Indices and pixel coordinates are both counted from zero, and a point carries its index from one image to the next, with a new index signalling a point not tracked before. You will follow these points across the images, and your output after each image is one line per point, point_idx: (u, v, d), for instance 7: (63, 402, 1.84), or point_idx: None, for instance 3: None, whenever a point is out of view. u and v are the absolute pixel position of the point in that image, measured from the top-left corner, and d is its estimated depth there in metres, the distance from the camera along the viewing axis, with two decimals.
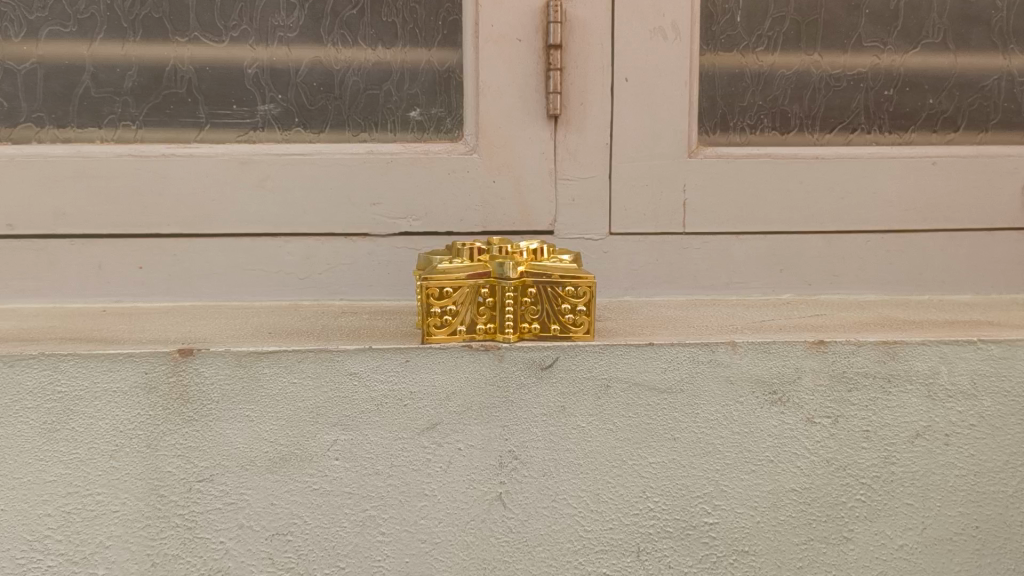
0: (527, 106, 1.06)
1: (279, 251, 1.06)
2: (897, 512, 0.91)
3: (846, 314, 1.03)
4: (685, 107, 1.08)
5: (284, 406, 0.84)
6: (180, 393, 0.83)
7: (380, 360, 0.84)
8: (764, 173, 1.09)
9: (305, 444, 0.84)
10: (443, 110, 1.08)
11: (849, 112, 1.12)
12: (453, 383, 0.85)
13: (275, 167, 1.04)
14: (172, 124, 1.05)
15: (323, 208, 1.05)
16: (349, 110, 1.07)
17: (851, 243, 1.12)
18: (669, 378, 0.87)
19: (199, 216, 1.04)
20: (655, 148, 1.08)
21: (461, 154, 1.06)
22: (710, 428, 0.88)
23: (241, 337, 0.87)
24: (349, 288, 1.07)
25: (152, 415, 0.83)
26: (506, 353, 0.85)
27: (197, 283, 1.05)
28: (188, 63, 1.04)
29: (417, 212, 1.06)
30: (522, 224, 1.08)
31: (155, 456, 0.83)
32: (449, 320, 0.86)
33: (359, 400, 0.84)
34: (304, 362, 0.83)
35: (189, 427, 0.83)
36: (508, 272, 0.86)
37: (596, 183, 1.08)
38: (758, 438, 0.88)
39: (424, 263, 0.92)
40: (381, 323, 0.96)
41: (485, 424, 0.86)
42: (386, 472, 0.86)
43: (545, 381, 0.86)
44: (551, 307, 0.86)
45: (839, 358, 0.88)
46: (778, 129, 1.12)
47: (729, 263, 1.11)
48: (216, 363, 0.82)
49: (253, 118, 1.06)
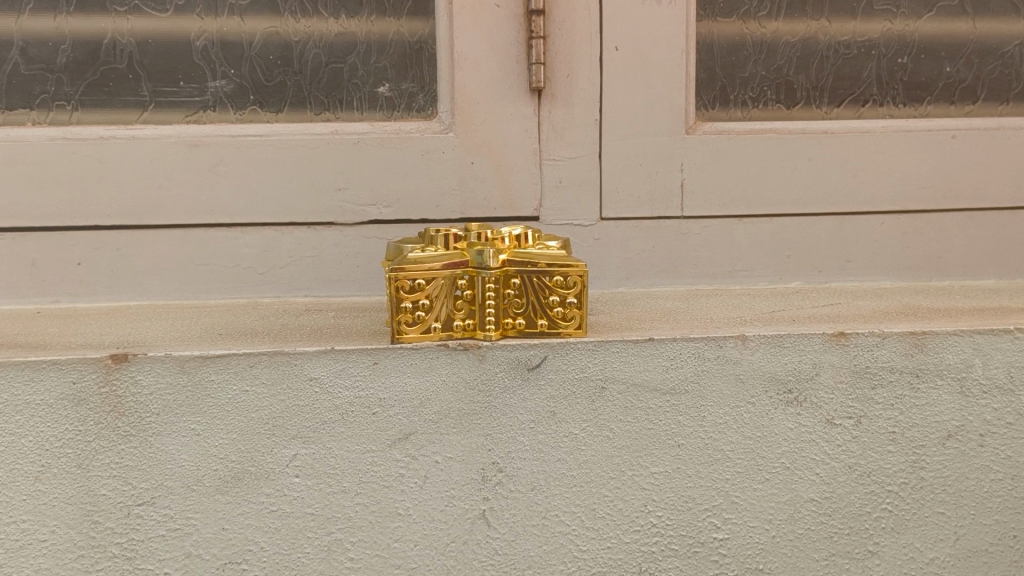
0: (508, 79, 0.96)
1: (235, 244, 0.95)
2: (927, 522, 0.81)
3: (863, 302, 0.93)
4: (682, 78, 0.98)
5: (235, 418, 0.73)
6: (115, 405, 0.72)
7: (344, 363, 0.74)
8: (769, 150, 1.00)
9: (260, 460, 0.74)
10: (415, 85, 0.98)
11: (859, 83, 1.03)
12: (428, 388, 0.75)
13: (228, 150, 0.93)
14: (113, 103, 0.94)
15: (284, 195, 0.95)
16: (311, 85, 0.97)
17: (865, 225, 1.02)
18: (672, 378, 0.77)
19: (144, 205, 0.93)
20: (650, 123, 0.98)
21: (436, 134, 0.96)
22: (719, 433, 0.78)
23: (186, 340, 0.77)
24: (314, 283, 0.97)
25: (82, 431, 0.72)
26: (487, 352, 0.75)
27: (143, 280, 0.94)
28: (129, 35, 0.94)
29: (389, 198, 0.96)
30: (505, 209, 0.98)
31: (87, 477, 0.73)
32: (422, 316, 0.75)
33: (321, 409, 0.74)
34: (257, 366, 0.73)
35: (126, 444, 0.73)
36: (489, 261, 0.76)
37: (585, 163, 0.98)
38: (772, 443, 0.79)
39: (394, 252, 0.82)
40: (348, 321, 0.86)
41: (465, 434, 0.76)
42: (354, 490, 0.75)
43: (532, 383, 0.76)
44: (537, 300, 0.76)
45: (862, 352, 0.78)
46: (783, 102, 1.02)
47: (732, 249, 1.01)
48: (155, 370, 0.72)
49: (203, 95, 0.95)
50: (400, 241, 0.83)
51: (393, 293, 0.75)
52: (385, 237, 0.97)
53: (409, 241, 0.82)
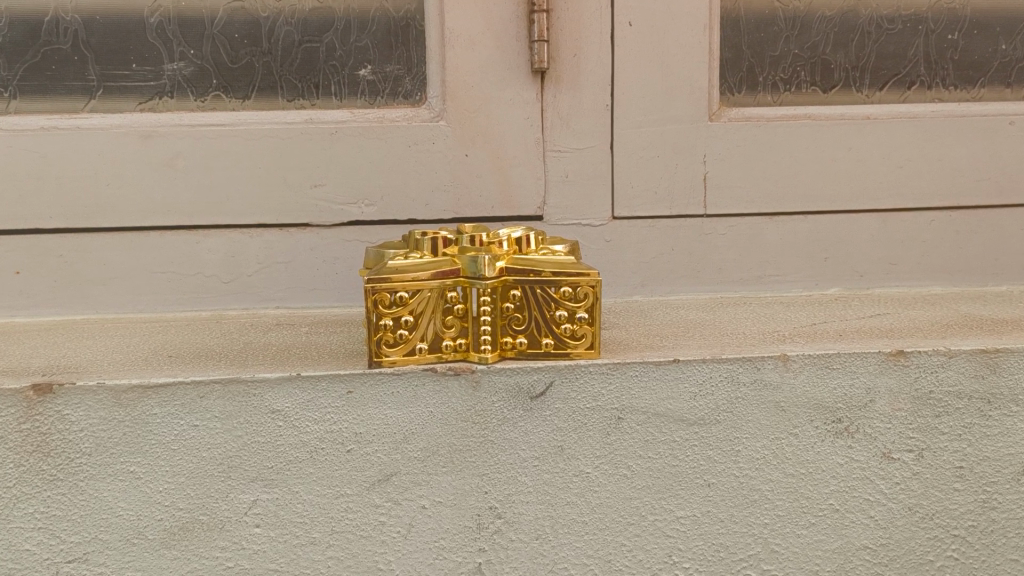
0: (506, 60, 0.84)
1: (196, 249, 0.83)
2: (998, 572, 0.70)
3: (915, 311, 0.81)
4: (705, 57, 0.86)
5: (183, 459, 0.62)
6: (39, 444, 0.61)
7: (312, 393, 0.62)
8: (803, 138, 0.88)
9: (213, 508, 0.62)
10: (401, 67, 0.86)
11: (904, 62, 0.91)
12: (413, 421, 0.63)
13: (187, 141, 0.82)
14: (56, 90, 0.82)
15: (251, 193, 0.83)
16: (282, 68, 0.85)
17: (911, 224, 0.90)
18: (701, 406, 0.65)
19: (92, 206, 0.81)
20: (668, 109, 0.86)
21: (424, 122, 0.84)
22: (756, 471, 0.66)
23: (126, 365, 0.65)
24: (287, 293, 0.85)
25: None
26: (483, 379, 0.63)
27: (92, 291, 0.83)
28: (72, 11, 0.82)
29: (372, 196, 0.85)
30: (504, 208, 0.86)
31: (7, 530, 0.61)
32: (406, 335, 0.63)
33: (285, 447, 0.62)
34: (209, 398, 0.61)
35: (52, 490, 0.61)
36: (484, 268, 0.64)
37: (595, 154, 0.86)
38: (818, 483, 0.67)
39: (373, 260, 0.70)
40: (322, 339, 0.74)
41: (457, 474, 0.64)
42: (325, 542, 0.64)
43: (536, 415, 0.64)
44: (541, 315, 0.65)
45: (923, 374, 0.66)
46: (818, 85, 0.90)
47: (762, 251, 0.89)
48: (87, 402, 0.60)
49: (159, 79, 0.83)
50: (379, 246, 0.71)
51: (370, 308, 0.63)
52: (367, 240, 0.85)
53: (390, 246, 0.71)
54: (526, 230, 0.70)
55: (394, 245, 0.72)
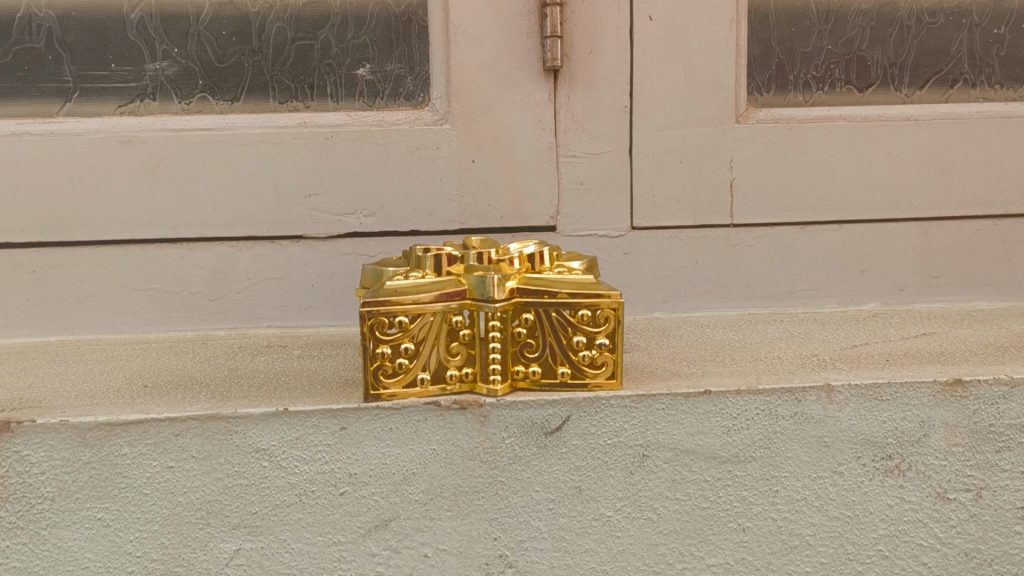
0: (516, 57, 0.77)
1: (181, 264, 0.77)
2: None
3: (964, 330, 0.74)
4: (731, 54, 0.79)
5: (157, 504, 0.56)
6: None
7: (300, 430, 0.55)
8: (837, 141, 0.81)
9: (190, 557, 0.56)
10: (402, 66, 0.79)
11: (947, 59, 0.84)
12: (414, 461, 0.56)
13: (171, 148, 0.75)
14: (29, 92, 0.76)
15: (240, 203, 0.77)
16: (273, 67, 0.78)
17: (955, 233, 0.83)
18: (735, 443, 0.58)
19: (68, 218, 0.75)
20: (692, 110, 0.79)
21: (428, 126, 0.78)
22: (796, 514, 0.59)
23: (96, 398, 0.59)
24: (279, 310, 0.79)
25: None
26: (492, 413, 0.57)
27: (69, 310, 0.76)
28: (46, 6, 0.75)
29: (370, 205, 0.78)
30: (514, 218, 0.80)
31: None
32: (407, 365, 0.57)
33: (271, 490, 0.56)
34: (185, 436, 0.55)
35: (12, 539, 0.55)
36: (495, 291, 0.57)
37: (612, 160, 0.79)
38: (866, 527, 0.60)
39: (371, 279, 0.63)
40: (315, 364, 0.67)
41: (463, 519, 0.57)
42: None
43: (551, 452, 0.57)
44: (557, 341, 0.58)
45: (983, 406, 0.59)
46: (853, 84, 0.83)
47: (794, 264, 0.82)
48: (50, 442, 0.54)
49: (141, 81, 0.77)
50: (377, 263, 0.64)
51: (366, 335, 0.56)
52: (366, 253, 0.79)
53: (390, 264, 0.64)
54: (539, 244, 0.63)
55: (394, 262, 0.65)
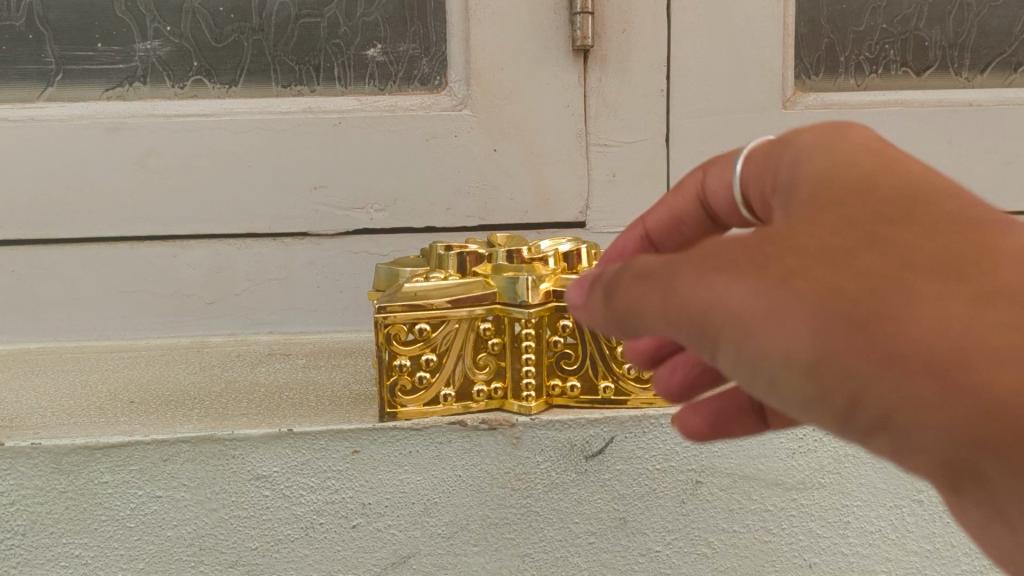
0: (542, 36, 0.70)
1: (174, 264, 0.70)
2: None
3: None
4: (779, 32, 0.72)
5: (142, 541, 0.48)
6: None
7: (305, 454, 0.48)
8: (893, 129, 0.74)
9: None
10: (416, 46, 0.72)
11: (1012, 39, 0.77)
12: (435, 489, 0.49)
13: (163, 135, 0.68)
14: (7, 75, 0.69)
15: (239, 197, 0.70)
16: (276, 48, 0.71)
17: None
18: (800, 467, 0.51)
19: (49, 213, 0.68)
20: (735, 95, 0.72)
21: (445, 111, 0.70)
22: (870, 548, 0.52)
23: (75, 416, 0.52)
24: (283, 314, 0.72)
25: None
26: (524, 434, 0.50)
27: (51, 314, 0.70)
28: None
29: (383, 199, 0.71)
30: (540, 213, 0.72)
31: None
32: (428, 379, 0.50)
33: (273, 523, 0.49)
34: (175, 461, 0.48)
35: None
36: (529, 292, 0.50)
37: (648, 149, 0.72)
38: (949, 562, 0.53)
39: (387, 282, 0.56)
40: (322, 375, 0.60)
41: (492, 555, 0.50)
42: None
43: (591, 479, 0.50)
44: (598, 352, 0.52)
45: None
46: (910, 67, 0.76)
47: None
48: (20, 469, 0.47)
49: (130, 62, 0.70)
50: (394, 262, 0.57)
51: (382, 344, 0.50)
52: (378, 252, 0.72)
53: (408, 264, 0.57)
54: (573, 241, 0.56)
55: (413, 260, 0.58)
